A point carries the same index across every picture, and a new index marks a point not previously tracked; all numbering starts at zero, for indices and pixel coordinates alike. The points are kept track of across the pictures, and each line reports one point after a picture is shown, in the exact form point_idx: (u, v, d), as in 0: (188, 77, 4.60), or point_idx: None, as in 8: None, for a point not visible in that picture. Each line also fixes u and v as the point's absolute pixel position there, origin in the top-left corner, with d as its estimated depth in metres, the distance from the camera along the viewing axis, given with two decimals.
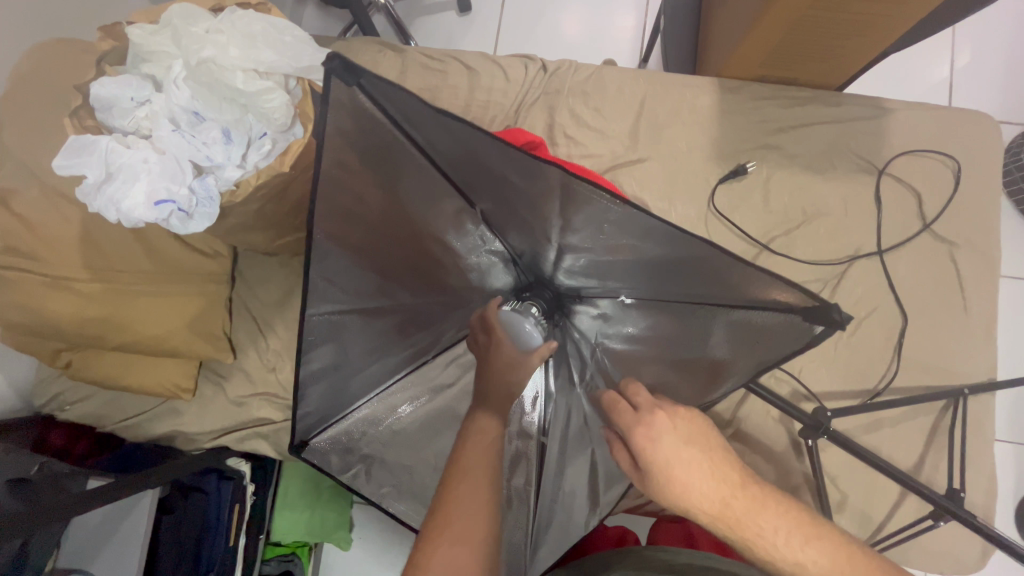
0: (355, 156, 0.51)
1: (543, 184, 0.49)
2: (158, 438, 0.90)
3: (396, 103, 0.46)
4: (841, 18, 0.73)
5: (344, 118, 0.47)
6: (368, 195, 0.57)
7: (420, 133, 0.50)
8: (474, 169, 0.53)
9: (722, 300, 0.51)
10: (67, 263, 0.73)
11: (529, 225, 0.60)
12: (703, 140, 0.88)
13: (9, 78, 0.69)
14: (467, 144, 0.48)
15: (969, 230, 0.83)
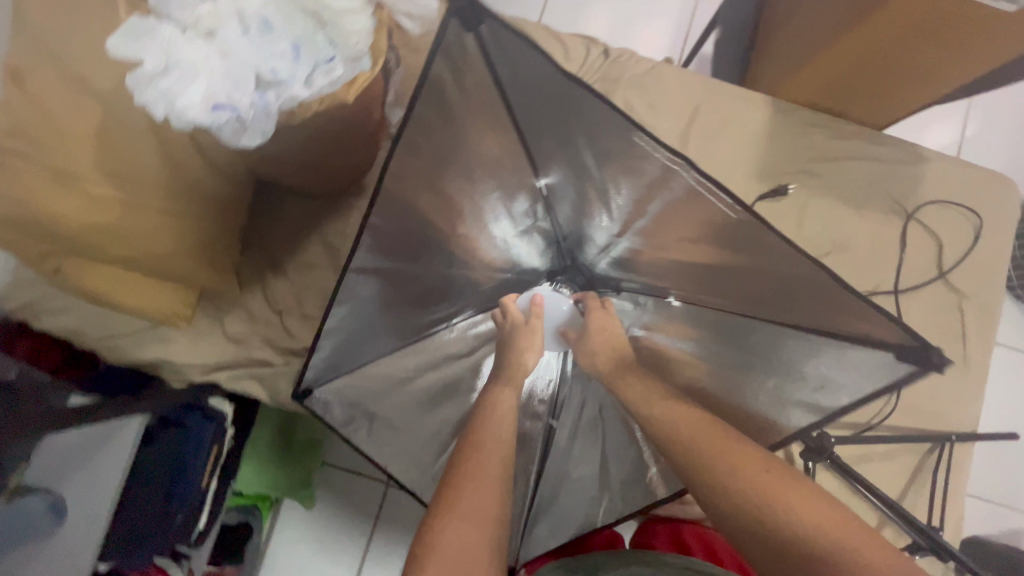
0: (459, 96, 0.56)
1: (634, 154, 0.56)
2: (138, 364, 0.83)
3: (514, 69, 0.54)
4: (912, 58, 0.74)
5: (460, 66, 0.53)
6: (449, 141, 0.59)
7: (516, 102, 0.58)
8: (560, 132, 0.58)
9: (776, 301, 0.59)
10: (73, 158, 0.65)
11: (588, 201, 0.65)
12: (749, 155, 0.89)
13: None
14: (558, 104, 0.55)
15: (979, 286, 0.87)
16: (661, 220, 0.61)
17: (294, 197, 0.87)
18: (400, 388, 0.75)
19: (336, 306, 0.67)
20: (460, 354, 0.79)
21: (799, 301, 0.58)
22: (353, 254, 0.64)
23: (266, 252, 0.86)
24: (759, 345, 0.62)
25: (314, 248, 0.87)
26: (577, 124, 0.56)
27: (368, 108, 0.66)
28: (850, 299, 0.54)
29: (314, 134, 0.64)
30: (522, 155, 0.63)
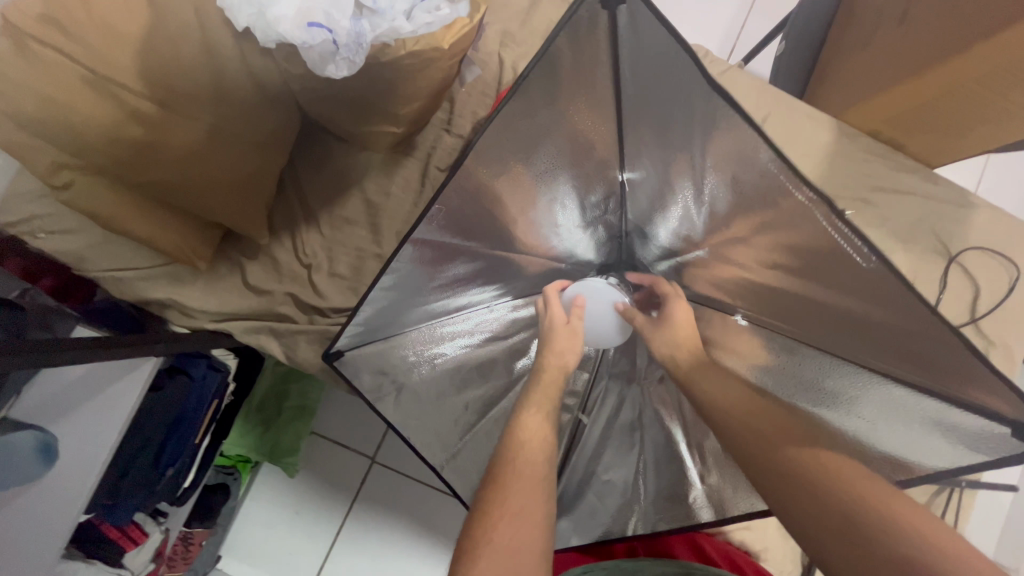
0: (566, 58, 0.49)
1: (739, 168, 0.49)
2: (149, 302, 0.77)
3: (638, 47, 0.49)
4: (990, 101, 0.74)
5: (574, 34, 0.48)
6: (544, 109, 0.53)
7: (629, 87, 0.53)
8: (663, 117, 0.52)
9: (867, 347, 0.51)
10: (113, 60, 0.57)
11: (667, 206, 0.61)
12: (809, 175, 0.88)
13: None
14: (671, 96, 0.50)
15: (1009, 337, 0.88)
16: (753, 246, 0.54)
17: (338, 146, 0.81)
18: (434, 364, 0.70)
19: (380, 279, 0.61)
20: (500, 336, 0.73)
21: (892, 353, 0.50)
22: (416, 226, 0.57)
23: (301, 202, 0.80)
24: (836, 389, 0.55)
25: (351, 203, 0.81)
26: (683, 122, 0.51)
27: (451, 58, 0.61)
28: (972, 365, 0.45)
29: (392, 77, 0.59)
30: (614, 142, 0.59)
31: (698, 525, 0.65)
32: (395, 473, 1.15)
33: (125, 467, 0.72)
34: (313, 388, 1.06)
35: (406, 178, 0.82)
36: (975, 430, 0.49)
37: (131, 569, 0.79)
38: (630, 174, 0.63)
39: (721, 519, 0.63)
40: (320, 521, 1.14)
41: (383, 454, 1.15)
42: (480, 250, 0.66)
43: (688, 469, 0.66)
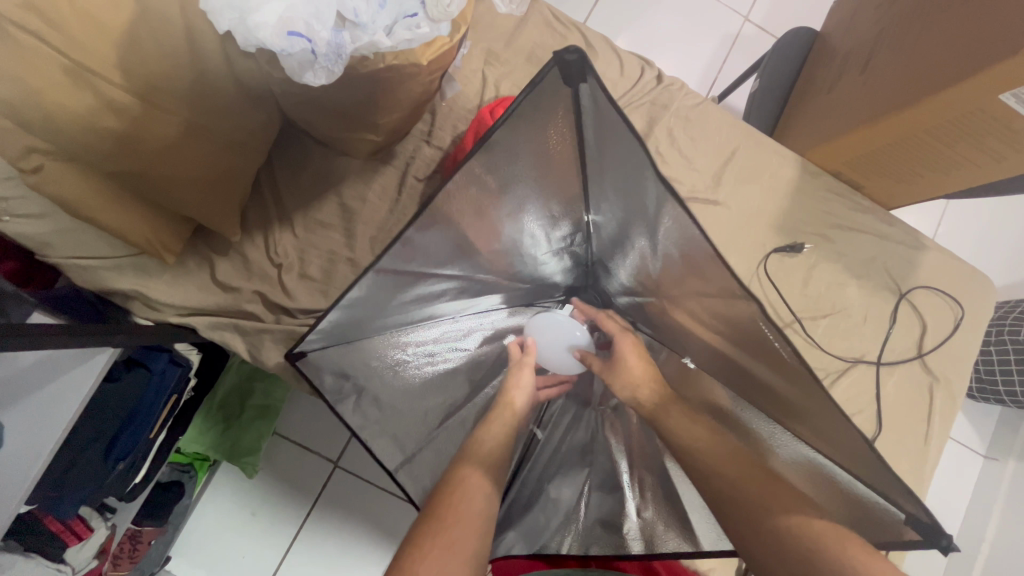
0: (530, 117, 0.51)
1: (682, 241, 0.53)
2: (112, 293, 0.76)
3: (598, 114, 0.52)
4: (939, 150, 0.79)
5: (537, 100, 0.50)
6: (520, 162, 0.56)
7: (590, 137, 0.56)
8: (623, 179, 0.56)
9: (797, 411, 0.55)
10: (93, 52, 0.57)
11: (627, 254, 0.64)
12: (773, 208, 0.92)
13: None
14: (628, 167, 0.53)
15: (951, 373, 0.92)
16: (694, 305, 0.58)
17: (318, 150, 0.82)
18: (398, 373, 0.69)
19: (341, 301, 0.58)
20: (462, 348, 0.75)
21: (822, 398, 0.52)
22: (381, 256, 0.55)
23: (276, 203, 0.81)
24: (767, 439, 0.59)
25: (326, 206, 0.82)
26: (634, 186, 0.55)
27: (430, 74, 0.64)
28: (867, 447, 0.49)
29: (372, 89, 0.60)
30: (579, 189, 0.61)
31: (627, 554, 0.66)
32: (356, 479, 1.14)
33: (73, 459, 0.71)
34: (277, 388, 1.05)
35: (383, 186, 0.83)
36: (877, 513, 0.52)
37: (72, 566, 0.77)
38: (594, 215, 0.65)
39: (648, 554, 0.65)
40: (274, 524, 1.12)
41: (345, 459, 1.15)
42: (449, 274, 0.66)
43: (628, 500, 0.68)
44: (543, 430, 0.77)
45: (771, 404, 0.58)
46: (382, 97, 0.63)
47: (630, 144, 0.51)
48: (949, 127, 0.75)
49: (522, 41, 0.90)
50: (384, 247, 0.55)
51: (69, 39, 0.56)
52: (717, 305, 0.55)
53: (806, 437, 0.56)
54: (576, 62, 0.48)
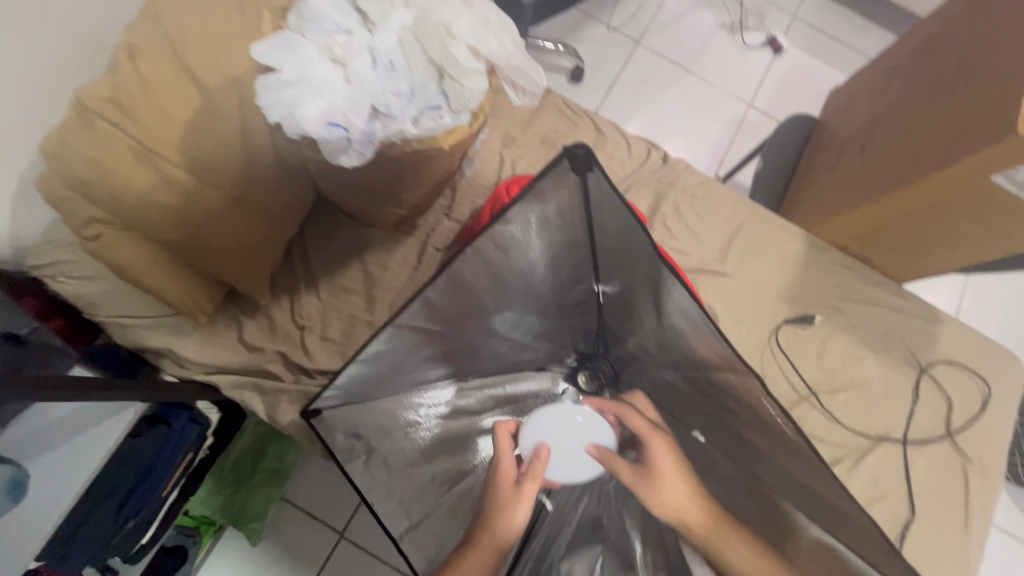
0: (543, 199, 0.59)
1: (682, 312, 0.57)
2: (147, 350, 0.81)
3: (602, 202, 0.59)
4: (940, 228, 0.82)
5: (547, 190, 0.58)
6: (532, 240, 0.62)
7: (596, 220, 0.60)
8: (628, 255, 0.60)
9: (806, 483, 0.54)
10: (159, 137, 0.66)
11: (637, 323, 0.63)
12: (782, 280, 0.94)
13: None
14: (631, 246, 0.60)
15: (986, 454, 0.88)
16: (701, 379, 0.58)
17: (346, 221, 0.89)
18: (407, 437, 0.67)
19: (364, 351, 0.63)
20: (475, 424, 0.67)
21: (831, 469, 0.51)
22: (398, 312, 0.61)
23: (305, 266, 0.87)
24: None
25: (350, 273, 0.87)
26: (632, 256, 0.60)
27: (453, 155, 0.70)
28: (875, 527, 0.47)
29: (397, 170, 0.67)
30: (589, 262, 0.63)
31: None
32: (361, 551, 1.11)
33: (85, 515, 0.71)
34: (289, 451, 1.07)
35: (404, 255, 0.88)
36: None
37: None
38: (603, 286, 0.65)
39: None
40: None
41: (352, 530, 1.12)
42: (463, 336, 0.67)
43: None
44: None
45: (781, 480, 0.56)
46: (406, 176, 0.69)
47: (634, 228, 0.57)
48: (951, 206, 0.77)
49: (538, 126, 0.99)
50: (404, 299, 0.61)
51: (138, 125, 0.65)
52: (710, 375, 0.57)
53: (819, 516, 0.53)
54: (582, 155, 0.56)
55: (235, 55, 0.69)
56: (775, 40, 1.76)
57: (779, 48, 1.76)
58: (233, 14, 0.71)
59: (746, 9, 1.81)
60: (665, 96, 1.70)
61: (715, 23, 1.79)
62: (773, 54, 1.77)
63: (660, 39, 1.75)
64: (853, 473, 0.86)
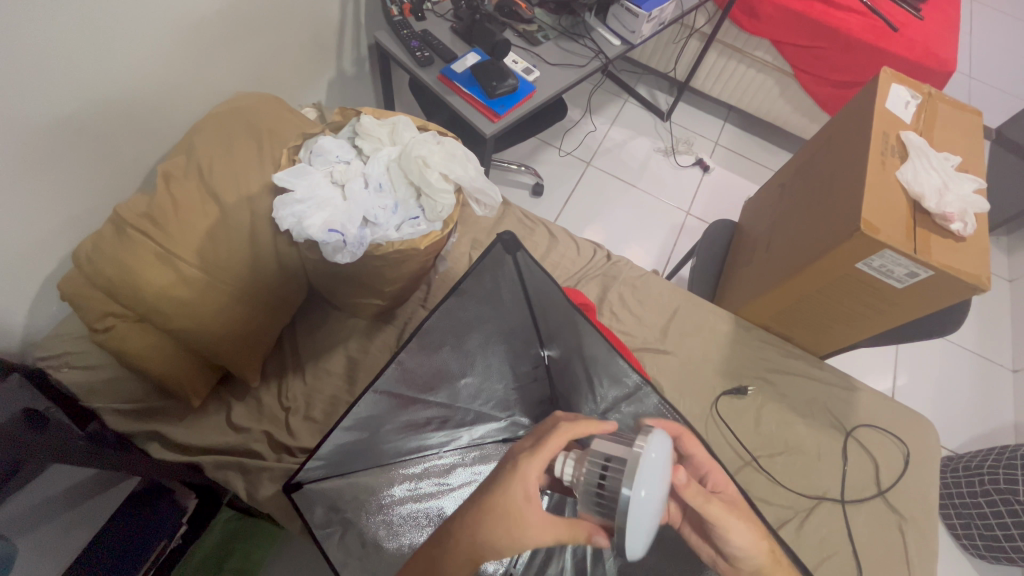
0: (495, 273, 0.70)
1: (612, 370, 0.70)
2: (134, 435, 0.86)
3: (536, 278, 0.72)
4: (835, 305, 0.99)
5: (489, 270, 0.70)
6: (497, 316, 0.73)
7: (533, 292, 0.73)
8: (563, 320, 0.72)
9: None
10: (182, 243, 0.78)
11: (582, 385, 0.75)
12: (716, 356, 1.08)
13: (237, 117, 0.91)
14: (562, 314, 0.72)
15: (917, 511, 0.96)
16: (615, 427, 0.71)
17: (333, 313, 1.01)
18: (382, 507, 0.70)
19: (342, 422, 0.65)
20: (446, 483, 0.76)
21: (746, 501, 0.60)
22: (377, 377, 0.66)
23: (294, 353, 0.98)
24: None
25: (334, 358, 0.97)
26: (563, 327, 0.74)
27: (427, 256, 0.85)
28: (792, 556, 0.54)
29: (382, 267, 0.80)
30: (533, 330, 0.76)
31: None
32: None
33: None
34: (257, 549, 1.04)
35: (385, 340, 1.00)
36: None
37: None
38: (548, 351, 0.79)
39: None
40: None
41: None
42: (432, 401, 0.74)
43: None
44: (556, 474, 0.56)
45: None
46: (390, 273, 0.83)
47: (568, 306, 0.70)
48: (835, 289, 0.96)
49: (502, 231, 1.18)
50: (378, 370, 0.66)
51: (162, 231, 0.77)
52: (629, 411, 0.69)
53: None
54: (511, 241, 0.69)
55: (251, 178, 0.85)
56: (703, 161, 2.11)
57: (707, 166, 2.10)
58: (251, 148, 0.89)
59: (676, 137, 2.19)
60: (615, 205, 1.98)
61: (652, 148, 2.14)
62: (703, 172, 2.11)
63: (606, 161, 2.07)
64: (801, 534, 0.92)
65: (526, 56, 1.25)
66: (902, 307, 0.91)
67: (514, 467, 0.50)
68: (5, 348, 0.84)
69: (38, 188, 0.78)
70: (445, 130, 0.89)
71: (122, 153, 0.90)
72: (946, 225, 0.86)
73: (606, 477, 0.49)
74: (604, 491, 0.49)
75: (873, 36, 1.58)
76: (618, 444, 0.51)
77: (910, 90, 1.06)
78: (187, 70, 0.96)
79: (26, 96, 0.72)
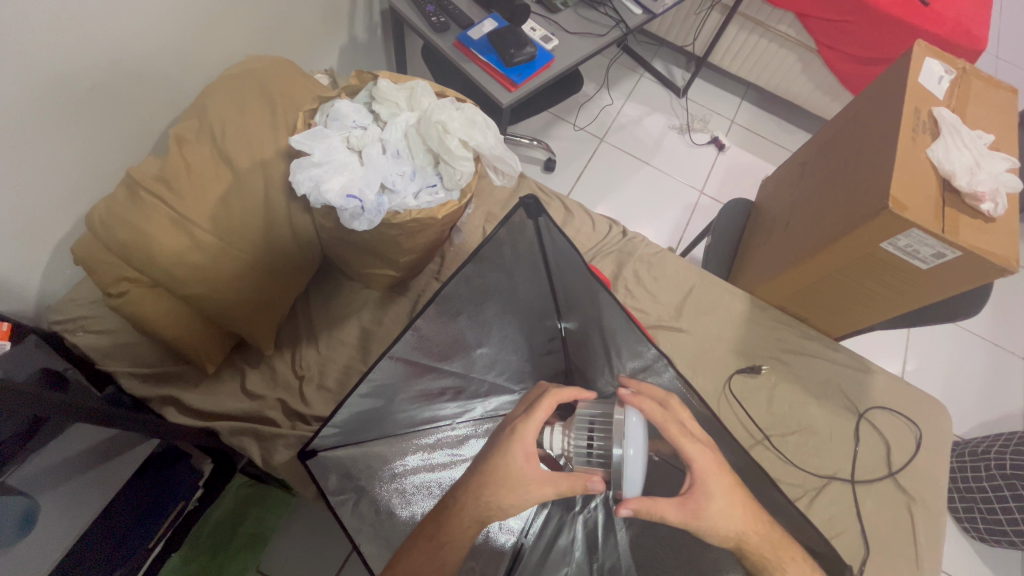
0: (515, 242, 0.68)
1: (631, 342, 0.68)
2: (149, 399, 0.86)
3: (557, 248, 0.70)
4: (857, 286, 0.98)
5: (509, 238, 0.67)
6: (517, 286, 0.72)
7: (552, 261, 0.72)
8: (583, 291, 0.71)
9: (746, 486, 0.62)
10: (197, 207, 0.77)
11: (598, 357, 0.75)
12: (730, 336, 1.07)
13: (250, 80, 0.89)
14: (582, 284, 0.71)
15: (927, 492, 0.96)
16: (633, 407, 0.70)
17: (346, 283, 1.01)
18: (394, 476, 0.69)
19: (359, 388, 0.65)
20: (459, 454, 0.76)
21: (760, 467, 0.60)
22: (395, 342, 0.65)
23: (307, 321, 0.97)
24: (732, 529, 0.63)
25: (347, 328, 0.97)
26: (582, 299, 0.73)
27: (443, 226, 0.83)
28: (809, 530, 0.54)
29: (398, 237, 0.79)
30: (550, 302, 0.76)
31: None
32: None
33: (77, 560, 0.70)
34: (272, 515, 1.06)
35: (398, 312, 0.99)
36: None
37: None
38: (566, 323, 0.79)
39: None
40: None
41: None
42: (447, 371, 0.73)
43: None
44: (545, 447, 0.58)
45: None
46: (405, 244, 0.82)
47: (591, 277, 0.68)
48: (858, 269, 0.94)
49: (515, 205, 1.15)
50: (394, 336, 0.65)
51: (176, 195, 0.76)
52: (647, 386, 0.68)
53: None
54: (533, 205, 0.66)
55: (264, 144, 0.84)
56: (718, 139, 2.06)
57: (722, 146, 2.06)
58: (265, 112, 0.87)
59: (691, 114, 2.14)
60: (628, 182, 1.95)
61: (666, 125, 2.10)
62: (718, 151, 2.07)
63: (620, 137, 2.03)
64: (810, 511, 0.93)
65: (544, 24, 1.21)
66: (925, 289, 0.89)
67: (512, 429, 0.53)
68: (21, 311, 0.83)
69: (50, 149, 0.77)
70: (463, 97, 0.86)
71: (133, 116, 0.88)
72: (975, 204, 0.84)
73: (593, 447, 0.53)
74: (592, 457, 0.53)
75: (903, 11, 1.52)
76: (604, 419, 0.54)
77: (944, 65, 1.02)
78: (199, 31, 0.94)
79: (36, 52, 0.69)
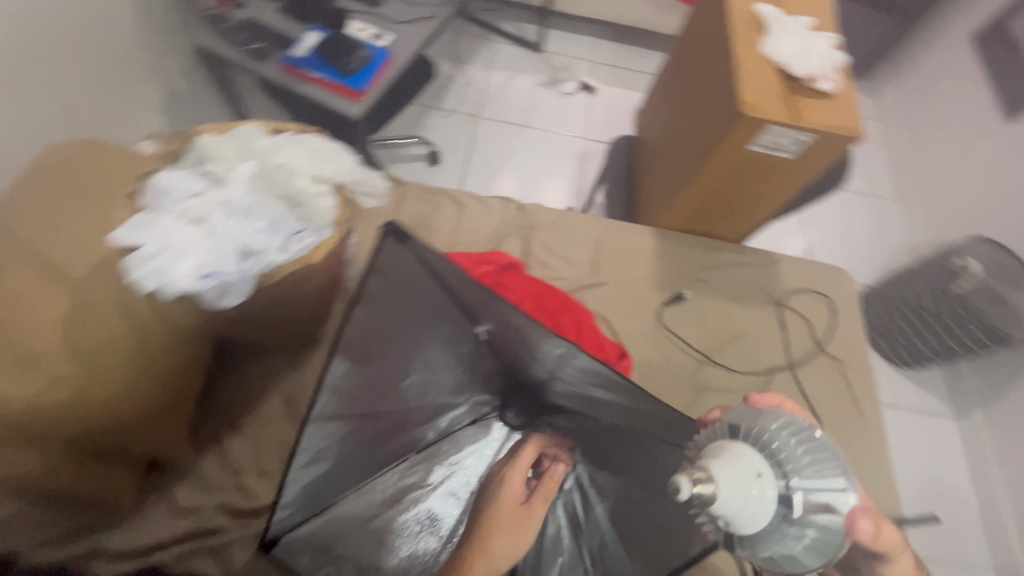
0: (398, 268, 0.69)
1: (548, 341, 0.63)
2: (66, 560, 0.77)
3: (427, 261, 0.67)
4: (737, 191, 1.03)
5: (390, 269, 0.69)
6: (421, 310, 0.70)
7: (437, 276, 0.68)
8: (477, 302, 0.67)
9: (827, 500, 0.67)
10: (35, 340, 0.63)
11: (526, 354, 0.70)
12: (649, 273, 1.09)
13: (46, 164, 0.73)
14: (474, 295, 0.66)
15: (850, 354, 1.06)
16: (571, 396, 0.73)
17: (251, 356, 0.92)
18: None
19: (298, 460, 0.64)
20: None
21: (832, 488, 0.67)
22: (316, 404, 0.65)
23: (222, 411, 0.88)
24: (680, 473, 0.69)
25: (269, 402, 0.90)
26: (484, 305, 0.67)
27: (328, 266, 0.77)
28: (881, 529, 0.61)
29: (285, 295, 0.72)
30: (456, 313, 0.70)
31: None
32: None
33: None
34: None
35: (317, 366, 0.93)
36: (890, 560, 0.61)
37: None
38: (483, 328, 0.70)
39: None
40: None
41: None
42: (379, 414, 0.70)
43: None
44: (717, 506, 0.47)
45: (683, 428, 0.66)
46: (294, 298, 0.76)
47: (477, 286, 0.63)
48: (737, 175, 0.99)
49: (403, 213, 1.08)
50: (311, 399, 0.65)
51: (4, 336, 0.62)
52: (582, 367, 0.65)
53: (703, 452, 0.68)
54: (394, 231, 0.68)
55: None
56: (586, 84, 2.09)
57: (592, 89, 2.09)
58: (80, 196, 0.71)
59: (554, 67, 2.14)
60: (514, 151, 1.94)
61: (534, 84, 2.09)
62: (590, 95, 2.10)
63: (493, 109, 2.01)
64: None
65: (370, 20, 1.14)
66: (797, 174, 0.95)
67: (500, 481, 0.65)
68: None
69: None
70: (302, 126, 0.80)
71: None
72: (815, 87, 0.89)
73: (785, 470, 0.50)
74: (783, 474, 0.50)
75: None
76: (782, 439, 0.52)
77: None
78: None
79: None
